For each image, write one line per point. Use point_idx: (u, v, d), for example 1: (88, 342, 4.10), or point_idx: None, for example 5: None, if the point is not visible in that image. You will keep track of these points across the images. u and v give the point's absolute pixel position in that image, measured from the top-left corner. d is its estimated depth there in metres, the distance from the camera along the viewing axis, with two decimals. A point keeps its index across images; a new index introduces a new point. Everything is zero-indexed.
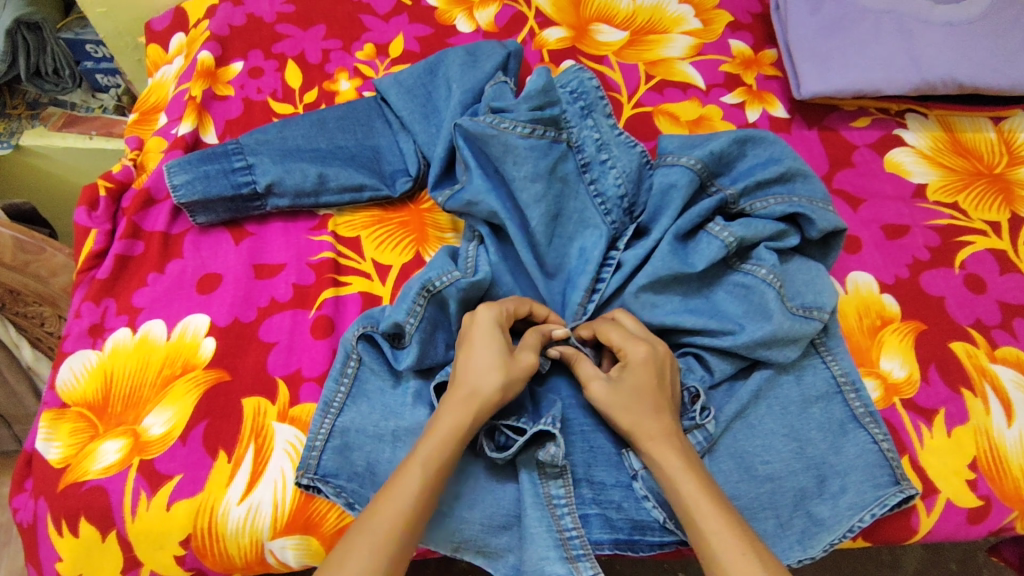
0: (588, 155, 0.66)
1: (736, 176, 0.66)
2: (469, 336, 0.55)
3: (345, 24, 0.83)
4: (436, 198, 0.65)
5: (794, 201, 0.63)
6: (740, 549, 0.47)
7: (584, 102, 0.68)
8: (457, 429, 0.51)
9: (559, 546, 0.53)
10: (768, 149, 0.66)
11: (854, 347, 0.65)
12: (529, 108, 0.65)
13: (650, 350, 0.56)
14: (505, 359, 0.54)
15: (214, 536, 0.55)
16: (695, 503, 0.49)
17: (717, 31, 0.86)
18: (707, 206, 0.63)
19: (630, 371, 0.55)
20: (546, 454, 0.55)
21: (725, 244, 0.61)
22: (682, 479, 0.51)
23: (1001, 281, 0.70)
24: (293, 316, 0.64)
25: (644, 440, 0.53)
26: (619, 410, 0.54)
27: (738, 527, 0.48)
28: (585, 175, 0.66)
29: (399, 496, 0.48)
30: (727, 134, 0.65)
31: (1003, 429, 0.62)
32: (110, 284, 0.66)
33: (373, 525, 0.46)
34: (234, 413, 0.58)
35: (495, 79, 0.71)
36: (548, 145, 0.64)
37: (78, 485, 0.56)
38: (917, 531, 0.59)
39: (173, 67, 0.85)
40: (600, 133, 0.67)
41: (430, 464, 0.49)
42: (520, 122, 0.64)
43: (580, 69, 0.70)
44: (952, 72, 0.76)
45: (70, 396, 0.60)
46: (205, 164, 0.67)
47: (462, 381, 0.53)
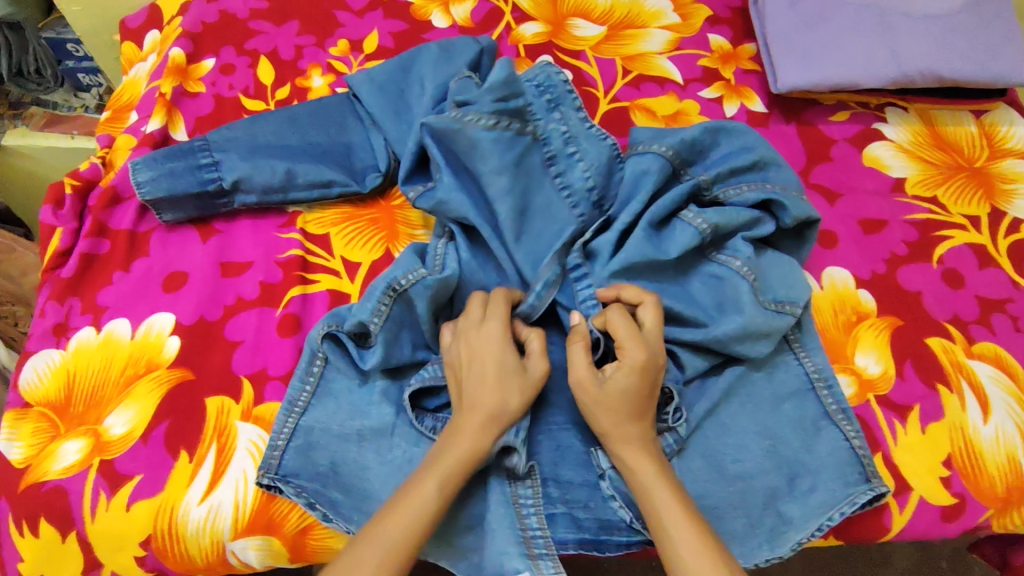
0: (555, 147, 0.65)
1: (710, 164, 0.65)
2: (474, 354, 0.53)
3: (319, 20, 0.82)
4: (406, 193, 0.64)
5: (766, 188, 0.63)
6: (710, 561, 0.46)
7: (551, 95, 0.67)
8: (474, 453, 0.50)
9: (520, 543, 0.52)
10: (738, 138, 0.65)
11: (829, 342, 0.64)
12: (492, 99, 0.63)
13: (648, 360, 0.52)
14: (517, 375, 0.53)
15: (174, 537, 0.54)
16: (667, 511, 0.49)
17: (695, 26, 0.85)
18: (680, 193, 0.62)
19: (620, 372, 0.52)
20: (513, 462, 0.54)
21: (699, 231, 0.60)
22: (655, 487, 0.50)
23: (980, 276, 0.69)
24: (259, 314, 0.63)
25: (620, 444, 0.52)
26: (600, 409, 0.52)
27: (709, 541, 0.47)
28: (550, 168, 0.64)
29: (410, 513, 0.48)
30: (699, 122, 0.65)
31: (979, 426, 0.61)
32: (75, 282, 0.66)
33: (381, 544, 0.46)
34: (197, 412, 0.58)
35: (459, 74, 0.69)
36: (513, 137, 0.62)
37: (37, 486, 0.55)
38: (890, 529, 0.58)
39: (146, 64, 0.84)
40: (567, 126, 0.66)
41: (448, 479, 0.49)
42: (484, 114, 0.62)
43: (548, 64, 0.69)
44: (931, 65, 0.76)
45: (32, 396, 0.60)
46: (171, 160, 0.66)
47: (478, 403, 0.51)
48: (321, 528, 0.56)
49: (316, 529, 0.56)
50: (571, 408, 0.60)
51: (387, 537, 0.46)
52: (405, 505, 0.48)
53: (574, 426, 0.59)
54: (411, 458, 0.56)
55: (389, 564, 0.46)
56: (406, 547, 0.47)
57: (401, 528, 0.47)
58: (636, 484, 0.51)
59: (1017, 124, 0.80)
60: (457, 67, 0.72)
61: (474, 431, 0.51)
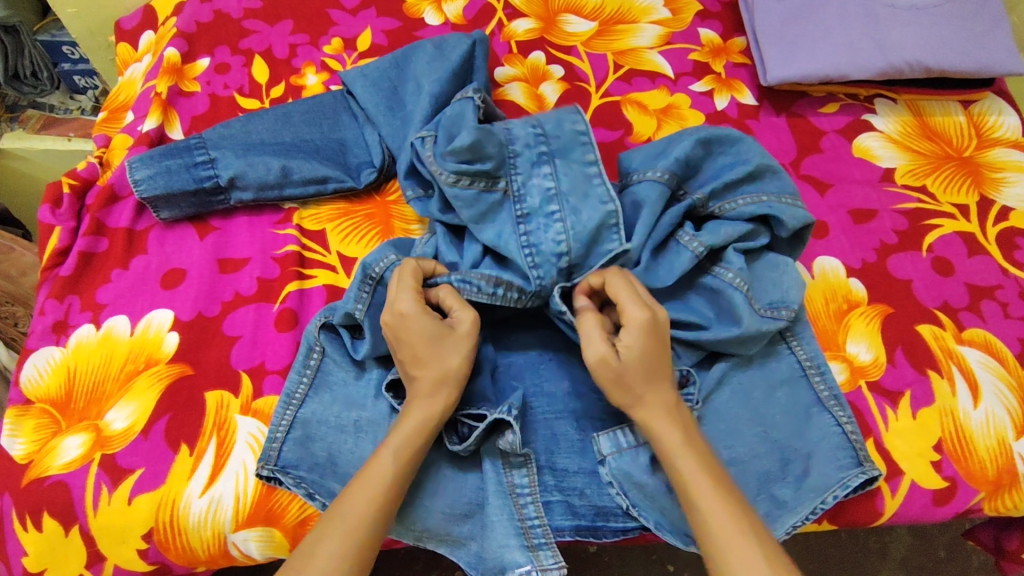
0: (529, 206, 0.61)
1: (703, 179, 0.65)
2: (398, 334, 0.52)
3: (313, 19, 0.83)
4: (410, 189, 0.65)
5: (763, 201, 0.62)
6: (739, 528, 0.47)
7: (541, 148, 0.62)
8: (429, 418, 0.51)
9: (519, 534, 0.54)
10: (732, 150, 0.64)
11: (819, 331, 0.65)
12: (455, 160, 0.60)
13: (651, 317, 0.52)
14: (449, 337, 0.52)
15: (176, 529, 0.55)
16: (694, 481, 0.49)
17: (686, 20, 0.86)
18: (676, 214, 0.62)
19: (631, 334, 0.51)
20: (506, 442, 0.55)
21: (694, 254, 0.60)
22: (682, 456, 0.50)
23: (969, 264, 0.70)
24: (256, 310, 0.64)
25: (648, 412, 0.52)
26: (622, 378, 0.51)
27: (735, 507, 0.48)
28: (521, 227, 0.60)
29: (371, 483, 0.48)
30: (691, 136, 0.63)
31: (969, 410, 0.61)
32: (74, 280, 0.66)
33: (340, 524, 0.47)
34: (197, 407, 0.58)
35: (463, 94, 0.66)
36: (478, 195, 0.60)
37: (40, 481, 0.56)
38: (882, 513, 0.59)
39: (141, 64, 0.85)
40: (549, 183, 0.61)
41: (401, 451, 0.50)
42: (445, 172, 0.61)
43: (569, 111, 0.64)
44: (918, 56, 0.76)
45: (33, 393, 0.60)
46: (167, 158, 0.67)
47: (421, 372, 0.52)
48: (320, 519, 0.56)
49: (315, 520, 0.56)
50: (567, 397, 0.60)
51: (347, 511, 0.47)
52: (362, 481, 0.48)
53: (569, 415, 0.60)
54: None
55: (351, 539, 0.46)
56: (367, 518, 0.47)
57: (365, 498, 0.48)
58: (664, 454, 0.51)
59: (1005, 113, 0.81)
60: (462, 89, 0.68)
61: (428, 392, 0.52)
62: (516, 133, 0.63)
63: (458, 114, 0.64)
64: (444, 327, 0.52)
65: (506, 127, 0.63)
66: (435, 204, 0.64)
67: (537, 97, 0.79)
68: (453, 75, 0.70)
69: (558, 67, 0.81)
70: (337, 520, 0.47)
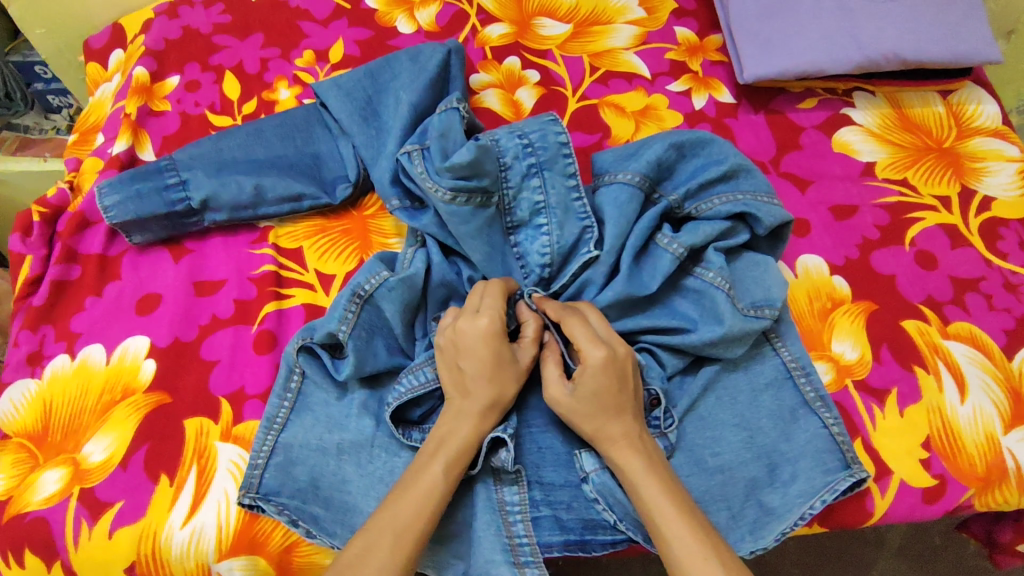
0: (519, 219, 0.62)
1: (679, 180, 0.64)
2: (463, 346, 0.53)
3: (283, 32, 0.82)
4: (392, 202, 0.64)
5: (739, 199, 0.61)
6: (703, 553, 0.46)
7: (533, 160, 0.62)
8: (471, 439, 0.52)
9: (507, 550, 0.54)
10: (702, 148, 0.63)
11: (804, 330, 0.65)
12: (452, 176, 0.59)
13: (609, 355, 0.52)
14: (515, 369, 0.54)
15: (158, 561, 0.54)
16: (654, 503, 0.49)
17: (661, 19, 0.85)
18: (652, 217, 0.61)
19: (588, 373, 0.52)
20: (500, 460, 0.54)
21: (675, 256, 0.59)
22: (644, 483, 0.50)
23: (952, 256, 0.69)
24: (234, 332, 0.63)
25: (606, 444, 0.52)
26: (581, 417, 0.53)
27: (699, 529, 0.47)
28: (512, 237, 0.63)
29: (417, 502, 0.48)
30: (662, 140, 0.63)
31: (956, 406, 0.61)
32: (48, 309, 0.65)
33: (392, 529, 0.46)
34: (176, 435, 0.57)
35: (446, 104, 0.64)
36: (473, 212, 0.60)
37: (20, 517, 0.55)
38: (872, 513, 0.59)
39: (111, 84, 0.83)
40: (543, 196, 0.62)
41: (451, 471, 0.50)
42: (442, 188, 0.59)
43: (550, 120, 0.63)
44: (894, 48, 0.76)
45: (10, 427, 0.59)
46: (137, 181, 0.65)
47: (475, 390, 0.53)
48: (305, 546, 0.55)
49: (300, 546, 0.55)
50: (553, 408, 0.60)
51: (397, 520, 0.47)
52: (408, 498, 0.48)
53: (556, 427, 0.59)
54: (392, 469, 0.56)
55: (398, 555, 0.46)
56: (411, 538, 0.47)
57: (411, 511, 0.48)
58: (627, 481, 0.51)
59: (984, 102, 0.81)
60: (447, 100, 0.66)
61: (475, 415, 0.52)
62: (504, 143, 0.61)
63: (446, 126, 0.62)
64: (508, 355, 0.53)
65: (492, 138, 0.61)
66: (430, 223, 0.62)
67: (513, 103, 0.78)
68: (428, 84, 0.70)
69: (534, 71, 0.80)
70: (387, 526, 0.47)
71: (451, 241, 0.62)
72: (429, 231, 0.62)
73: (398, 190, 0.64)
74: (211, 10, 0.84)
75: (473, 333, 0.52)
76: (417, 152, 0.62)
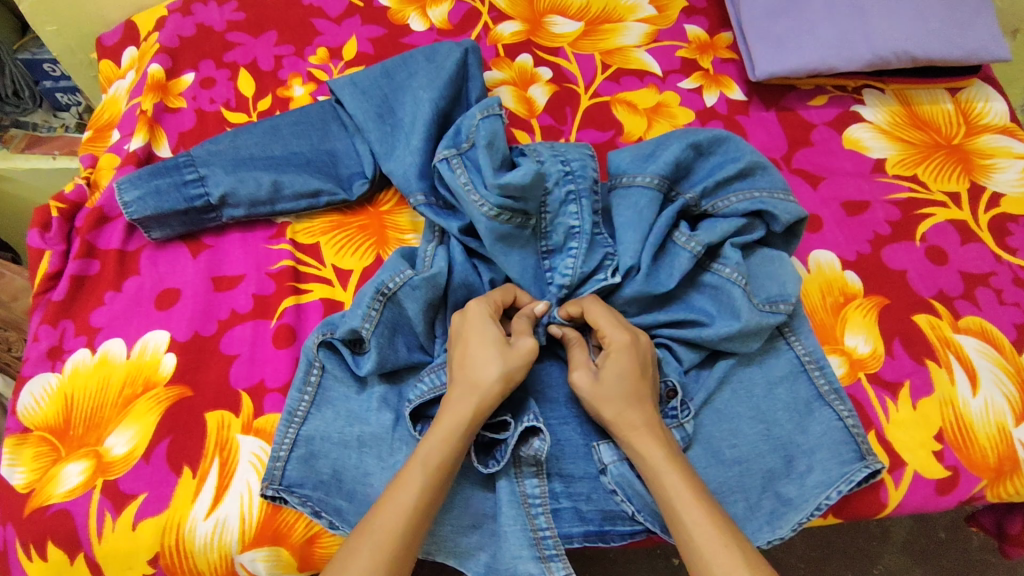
0: (553, 244, 0.63)
1: (697, 179, 0.65)
2: (462, 331, 0.55)
3: (297, 29, 0.82)
4: (415, 199, 0.64)
5: (755, 197, 0.62)
6: (722, 540, 0.47)
7: (573, 187, 0.63)
8: (459, 423, 0.51)
9: (532, 545, 0.54)
10: (721, 147, 0.64)
11: (817, 324, 0.65)
12: (500, 193, 0.59)
13: (634, 339, 0.55)
14: (504, 351, 0.53)
15: (182, 553, 0.55)
16: (677, 493, 0.49)
17: (672, 17, 0.86)
18: (670, 215, 0.62)
19: (612, 357, 0.54)
20: (531, 450, 0.55)
21: (693, 254, 0.60)
22: (666, 471, 0.51)
23: (962, 252, 0.70)
24: (253, 327, 0.63)
25: (627, 431, 0.53)
26: (603, 402, 0.54)
27: (721, 522, 0.48)
28: (545, 261, 0.63)
29: (402, 494, 0.48)
30: (680, 140, 0.63)
31: (968, 399, 0.62)
32: (67, 304, 0.66)
33: (370, 531, 0.47)
34: (198, 429, 0.58)
35: (486, 109, 0.64)
36: (512, 232, 0.61)
37: (43, 509, 0.56)
38: (887, 504, 0.60)
39: (125, 81, 0.84)
40: (581, 222, 0.62)
41: (430, 461, 0.50)
42: (489, 203, 0.59)
43: (591, 154, 0.65)
44: (904, 46, 0.77)
45: (31, 421, 0.60)
46: (156, 178, 0.66)
47: (459, 375, 0.53)
48: (327, 536, 0.56)
49: (322, 537, 0.56)
50: (570, 402, 0.61)
51: (377, 525, 0.47)
52: (392, 498, 0.48)
53: (574, 419, 0.60)
54: None
55: (384, 548, 0.46)
56: (400, 534, 0.47)
57: (396, 504, 0.48)
58: (647, 469, 0.52)
59: (991, 100, 0.82)
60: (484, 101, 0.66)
61: (458, 398, 0.52)
62: (548, 167, 0.63)
63: (492, 134, 0.62)
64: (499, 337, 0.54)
65: (537, 159, 0.63)
66: (455, 225, 0.63)
67: (526, 101, 0.78)
68: (448, 83, 0.70)
69: (547, 69, 0.81)
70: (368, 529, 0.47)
71: (476, 244, 0.63)
72: (453, 233, 0.63)
73: (424, 186, 0.65)
74: (225, 8, 0.84)
75: (463, 321, 0.56)
76: (456, 156, 0.63)
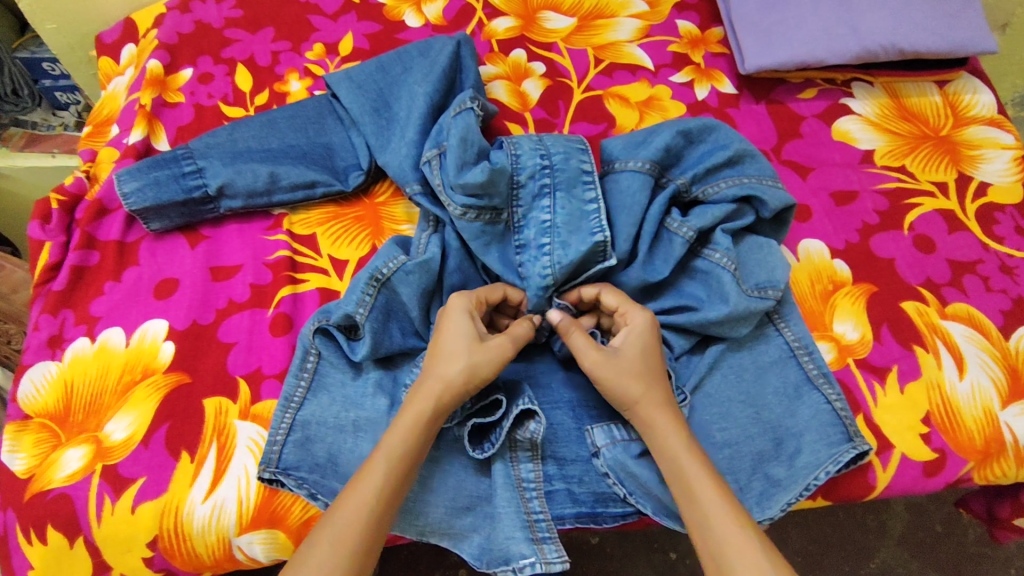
0: (525, 238, 0.63)
1: (687, 165, 0.65)
2: (440, 324, 0.56)
3: (294, 25, 0.83)
4: (410, 188, 0.65)
5: (745, 182, 0.63)
6: (735, 520, 0.48)
7: (546, 181, 0.63)
8: (419, 418, 0.52)
9: (525, 527, 0.55)
10: (709, 133, 0.65)
11: (807, 311, 0.66)
12: (465, 194, 0.60)
13: (652, 319, 0.57)
14: (473, 346, 0.54)
15: (180, 535, 0.55)
16: (694, 472, 0.50)
17: (663, 12, 0.87)
18: (662, 201, 0.63)
19: (633, 333, 0.56)
20: (528, 433, 0.56)
21: (685, 239, 0.61)
22: (681, 453, 0.52)
23: (950, 240, 0.71)
24: (250, 316, 0.64)
25: (649, 409, 0.54)
26: (629, 376, 0.54)
27: (734, 502, 0.49)
28: (517, 256, 0.63)
29: (363, 490, 0.49)
30: (670, 127, 0.64)
31: (955, 382, 0.63)
32: (67, 294, 0.67)
33: (333, 525, 0.47)
34: (196, 415, 0.59)
35: (459, 104, 0.66)
36: (482, 229, 0.61)
37: (43, 494, 0.56)
38: (875, 486, 0.61)
39: (124, 78, 0.85)
40: (551, 217, 0.62)
41: (393, 457, 0.50)
42: (456, 205, 0.61)
43: (578, 148, 0.65)
44: (891, 39, 0.78)
45: (31, 408, 0.61)
46: (155, 169, 0.67)
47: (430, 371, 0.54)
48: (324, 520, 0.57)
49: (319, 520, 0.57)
50: (563, 387, 0.62)
51: (335, 520, 0.48)
52: (358, 486, 0.49)
53: (565, 404, 0.61)
54: None
55: (346, 541, 0.47)
56: (364, 522, 0.48)
57: (356, 500, 0.48)
58: (664, 449, 0.52)
59: (979, 92, 0.83)
60: (459, 97, 0.68)
61: (424, 393, 0.52)
62: (524, 160, 0.63)
63: (464, 129, 0.63)
64: (471, 332, 0.54)
65: (514, 152, 0.63)
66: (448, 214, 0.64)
67: (520, 95, 0.79)
68: (442, 77, 0.71)
69: (540, 64, 0.82)
70: (330, 528, 0.47)
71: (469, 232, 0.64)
72: (446, 221, 0.64)
73: (419, 175, 0.66)
74: (222, 5, 0.85)
75: (442, 315, 0.56)
76: (434, 155, 0.64)
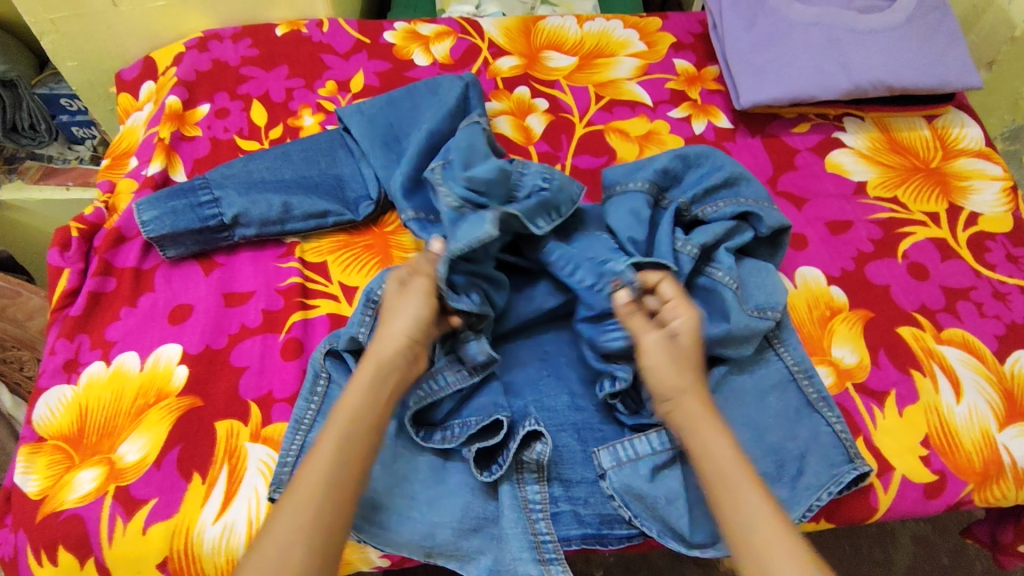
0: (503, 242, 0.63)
1: (686, 185, 0.69)
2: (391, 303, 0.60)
3: (307, 63, 0.87)
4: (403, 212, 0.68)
5: (741, 202, 0.66)
6: (781, 530, 0.48)
7: (540, 194, 0.64)
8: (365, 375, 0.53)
9: (532, 548, 0.57)
10: (707, 159, 0.69)
11: (805, 336, 0.68)
12: (466, 186, 0.63)
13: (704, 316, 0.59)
14: (394, 304, 0.57)
15: (190, 557, 0.56)
16: (738, 480, 0.50)
17: (661, 52, 0.91)
18: (667, 222, 0.65)
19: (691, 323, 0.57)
20: (535, 453, 0.58)
21: (690, 256, 0.63)
22: (726, 459, 0.51)
23: (943, 268, 0.73)
24: (262, 340, 0.66)
25: (695, 409, 0.53)
26: (684, 364, 0.55)
27: (778, 514, 0.49)
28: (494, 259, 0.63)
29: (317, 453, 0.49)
30: (668, 151, 0.68)
31: (953, 406, 0.64)
32: (83, 319, 0.68)
33: (293, 495, 0.48)
34: (207, 437, 0.60)
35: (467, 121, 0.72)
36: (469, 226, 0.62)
37: (56, 515, 0.57)
38: (876, 508, 0.61)
39: (143, 113, 0.88)
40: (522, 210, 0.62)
41: (349, 419, 0.51)
42: (452, 194, 0.63)
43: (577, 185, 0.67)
44: (880, 76, 0.81)
45: (46, 431, 0.62)
46: (172, 199, 0.70)
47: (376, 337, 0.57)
48: None
49: None
50: (568, 410, 0.62)
51: (300, 491, 0.48)
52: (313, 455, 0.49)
53: (570, 427, 0.61)
54: (414, 469, 0.58)
55: (308, 504, 0.47)
56: (320, 480, 0.48)
57: (313, 465, 0.49)
58: (708, 452, 0.52)
59: (967, 126, 0.86)
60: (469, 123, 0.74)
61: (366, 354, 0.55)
62: (526, 180, 0.66)
63: (468, 145, 0.68)
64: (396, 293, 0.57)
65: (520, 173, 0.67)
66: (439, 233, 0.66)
67: (524, 129, 0.82)
68: (450, 112, 0.74)
69: (543, 100, 0.85)
70: (296, 496, 0.48)
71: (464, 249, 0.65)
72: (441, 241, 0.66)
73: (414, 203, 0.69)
74: (239, 44, 0.89)
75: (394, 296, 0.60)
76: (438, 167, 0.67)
